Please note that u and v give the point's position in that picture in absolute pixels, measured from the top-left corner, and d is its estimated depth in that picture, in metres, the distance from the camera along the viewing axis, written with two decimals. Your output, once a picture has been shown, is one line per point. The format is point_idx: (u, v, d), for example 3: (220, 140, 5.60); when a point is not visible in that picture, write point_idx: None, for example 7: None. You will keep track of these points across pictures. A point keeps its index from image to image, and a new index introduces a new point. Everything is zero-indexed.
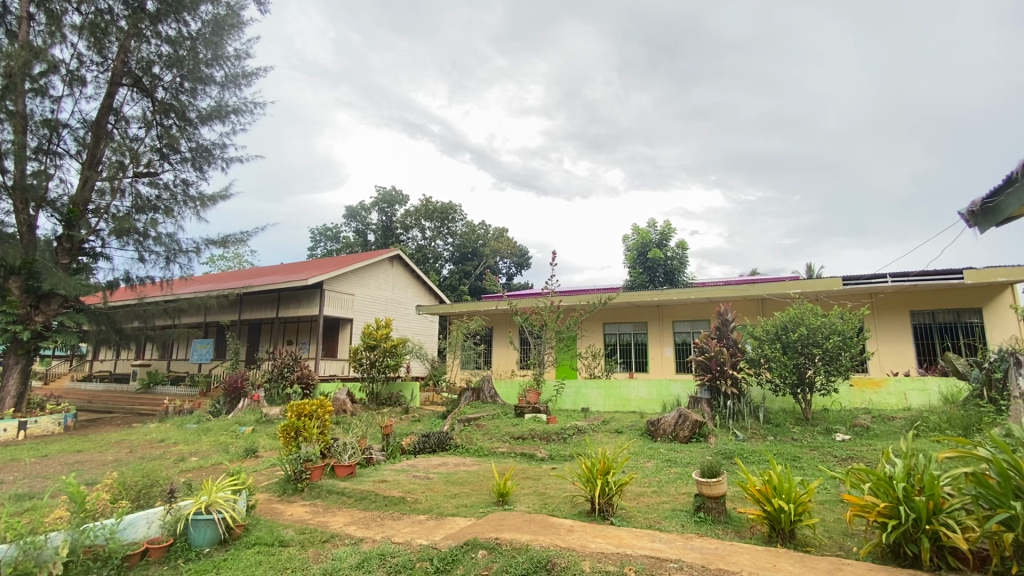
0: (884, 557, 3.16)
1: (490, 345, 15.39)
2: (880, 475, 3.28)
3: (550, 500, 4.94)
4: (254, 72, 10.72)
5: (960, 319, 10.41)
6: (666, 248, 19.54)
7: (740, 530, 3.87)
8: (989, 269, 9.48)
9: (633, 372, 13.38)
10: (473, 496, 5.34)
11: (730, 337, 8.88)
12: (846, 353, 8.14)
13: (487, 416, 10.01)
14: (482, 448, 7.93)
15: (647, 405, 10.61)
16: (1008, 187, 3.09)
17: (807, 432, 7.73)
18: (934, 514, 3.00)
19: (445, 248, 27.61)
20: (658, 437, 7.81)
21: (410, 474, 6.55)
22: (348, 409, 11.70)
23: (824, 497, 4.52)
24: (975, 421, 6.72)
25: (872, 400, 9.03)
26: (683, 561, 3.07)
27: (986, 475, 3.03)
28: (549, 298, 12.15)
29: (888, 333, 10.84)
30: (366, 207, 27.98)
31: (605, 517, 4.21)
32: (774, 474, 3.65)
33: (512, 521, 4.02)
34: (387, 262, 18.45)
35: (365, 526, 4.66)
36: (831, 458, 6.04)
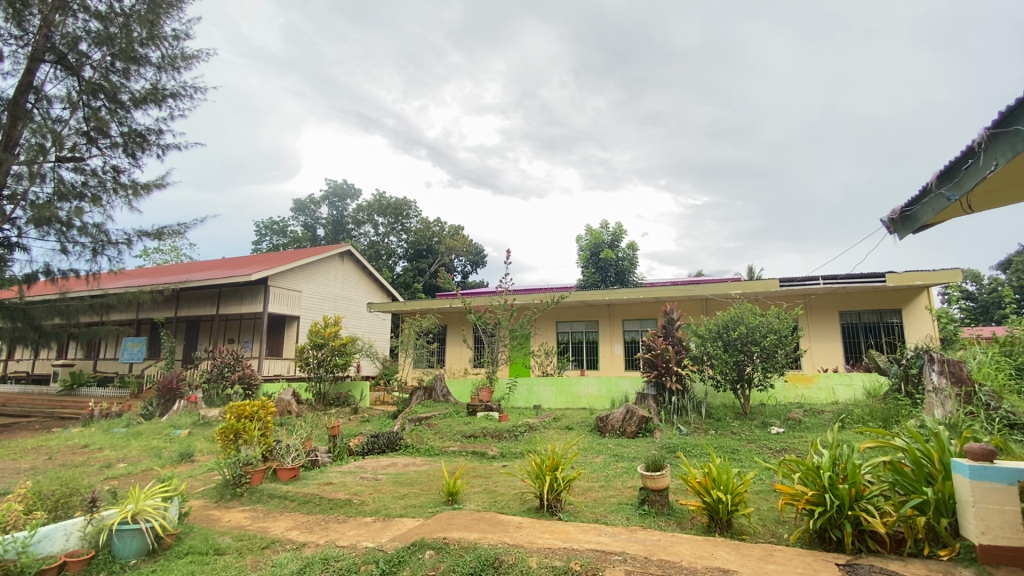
0: (811, 542, 3.35)
1: (443, 343, 15.26)
2: (809, 465, 3.48)
3: (499, 497, 4.95)
4: (194, 54, 10.06)
5: (882, 319, 11.24)
6: (618, 248, 20.00)
7: (681, 522, 4.01)
8: (908, 273, 10.28)
9: (584, 371, 13.61)
10: (422, 496, 5.27)
11: (676, 336, 9.19)
12: (782, 351, 8.63)
13: (438, 415, 9.90)
14: (432, 447, 7.85)
15: (597, 402, 10.83)
16: (922, 198, 3.33)
17: (745, 426, 8.11)
18: (856, 501, 3.21)
19: (398, 244, 27.13)
20: (607, 432, 7.98)
21: (358, 475, 6.38)
22: (293, 410, 11.31)
23: (759, 487, 4.76)
24: (894, 413, 7.28)
25: (804, 394, 9.59)
26: (627, 553, 3.15)
27: (901, 463, 3.30)
28: (502, 297, 12.15)
29: (819, 332, 11.55)
30: (315, 200, 27.09)
31: (553, 513, 4.26)
32: (712, 466, 3.81)
33: (461, 519, 3.99)
34: (337, 259, 17.91)
35: (308, 530, 4.49)
36: (767, 450, 6.37)
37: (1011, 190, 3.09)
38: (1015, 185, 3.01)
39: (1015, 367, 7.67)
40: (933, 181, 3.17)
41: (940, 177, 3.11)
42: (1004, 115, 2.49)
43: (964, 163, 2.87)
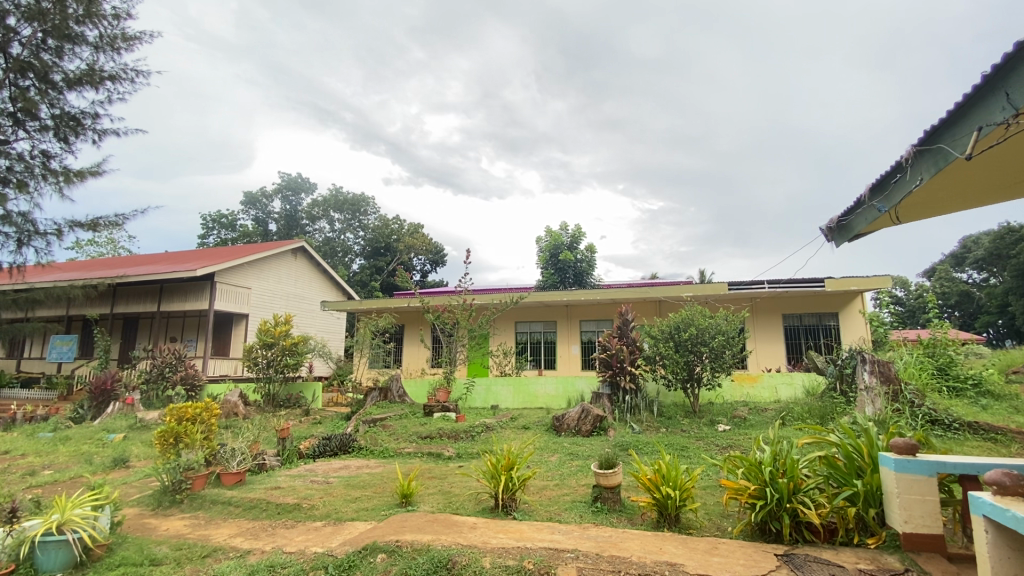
0: (753, 534, 3.51)
1: (400, 343, 15.01)
2: (752, 461, 3.64)
3: (454, 498, 4.93)
4: (136, 35, 9.43)
5: (821, 322, 11.88)
6: (577, 250, 20.28)
7: (632, 518, 4.12)
8: (844, 278, 10.94)
9: (542, 371, 13.70)
10: (375, 499, 5.16)
11: (630, 336, 9.42)
12: (729, 351, 9.01)
13: (394, 416, 9.75)
14: (387, 449, 7.71)
15: (554, 402, 10.94)
16: (856, 209, 3.54)
17: (694, 423, 8.41)
18: (794, 494, 3.39)
19: (355, 241, 26.62)
20: (563, 431, 8.07)
21: (308, 479, 6.19)
22: (239, 412, 10.86)
23: (706, 482, 4.94)
24: (830, 411, 7.73)
25: (749, 393, 10.01)
26: (580, 550, 3.20)
27: (835, 457, 3.50)
28: (462, 296, 12.07)
29: (764, 333, 12.11)
30: (267, 193, 26.10)
31: (508, 513, 4.26)
32: (662, 463, 3.93)
33: (414, 521, 3.94)
34: (290, 255, 17.32)
35: (253, 537, 4.32)
36: (713, 447, 6.62)
37: (934, 204, 3.32)
38: (938, 199, 3.24)
39: (937, 367, 8.38)
40: (866, 193, 3.37)
41: (872, 190, 3.31)
42: (929, 133, 2.66)
43: (893, 177, 3.05)
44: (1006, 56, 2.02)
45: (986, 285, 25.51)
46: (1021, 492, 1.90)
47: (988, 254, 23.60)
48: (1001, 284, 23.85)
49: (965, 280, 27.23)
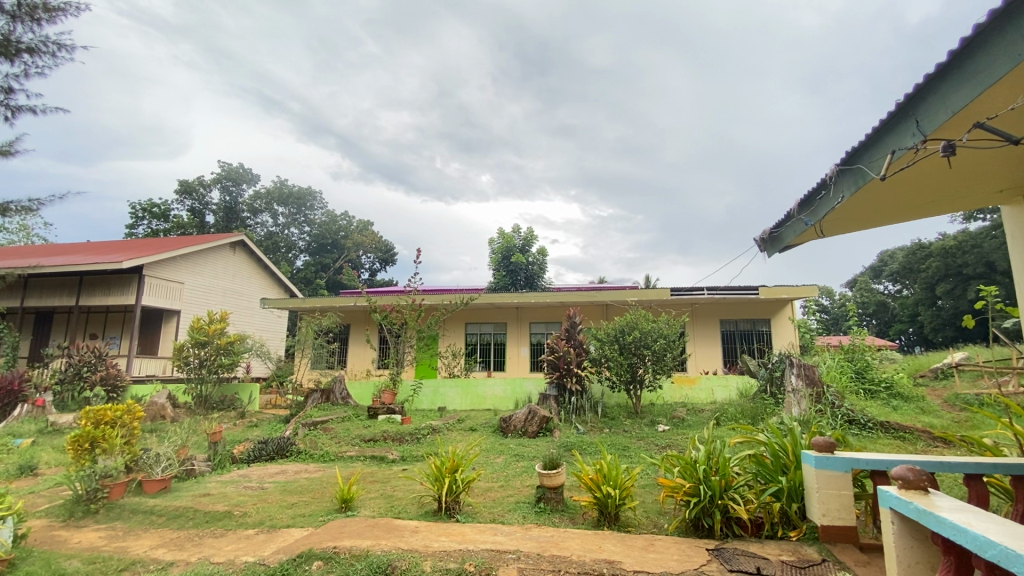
0: (687, 530, 3.65)
1: (345, 343, 14.59)
2: (688, 460, 3.79)
3: (396, 502, 4.83)
4: (60, 6, 8.61)
5: (754, 328, 12.56)
6: (529, 253, 20.43)
7: (574, 517, 4.19)
8: (776, 287, 11.63)
9: (491, 372, 13.70)
10: (313, 505, 4.98)
11: (578, 338, 9.60)
12: (669, 354, 9.40)
13: (336, 419, 9.44)
14: (328, 452, 7.45)
15: (501, 403, 10.96)
16: (786, 222, 3.77)
17: (636, 424, 8.67)
18: (724, 491, 3.56)
19: (300, 237, 25.66)
20: (509, 433, 8.10)
21: (241, 485, 5.88)
22: (167, 414, 10.18)
23: (644, 481, 5.10)
24: (760, 412, 8.19)
25: (687, 395, 10.41)
26: (521, 551, 3.22)
27: (763, 455, 3.71)
28: (411, 296, 11.85)
29: (703, 337, 12.66)
30: (205, 183, 24.64)
31: (451, 515, 4.22)
32: (604, 463, 4.03)
33: (352, 527, 3.83)
34: (228, 249, 16.44)
35: (177, 548, 4.05)
36: (653, 447, 6.85)
37: (853, 220, 3.58)
38: (857, 216, 3.50)
39: (855, 371, 9.07)
40: (795, 208, 3.59)
41: (800, 205, 3.54)
42: (851, 153, 2.86)
43: (819, 193, 3.27)
44: (917, 86, 2.19)
45: (899, 296, 27.82)
46: (922, 485, 2.07)
47: (901, 267, 25.83)
48: (911, 295, 26.13)
49: (882, 291, 29.59)
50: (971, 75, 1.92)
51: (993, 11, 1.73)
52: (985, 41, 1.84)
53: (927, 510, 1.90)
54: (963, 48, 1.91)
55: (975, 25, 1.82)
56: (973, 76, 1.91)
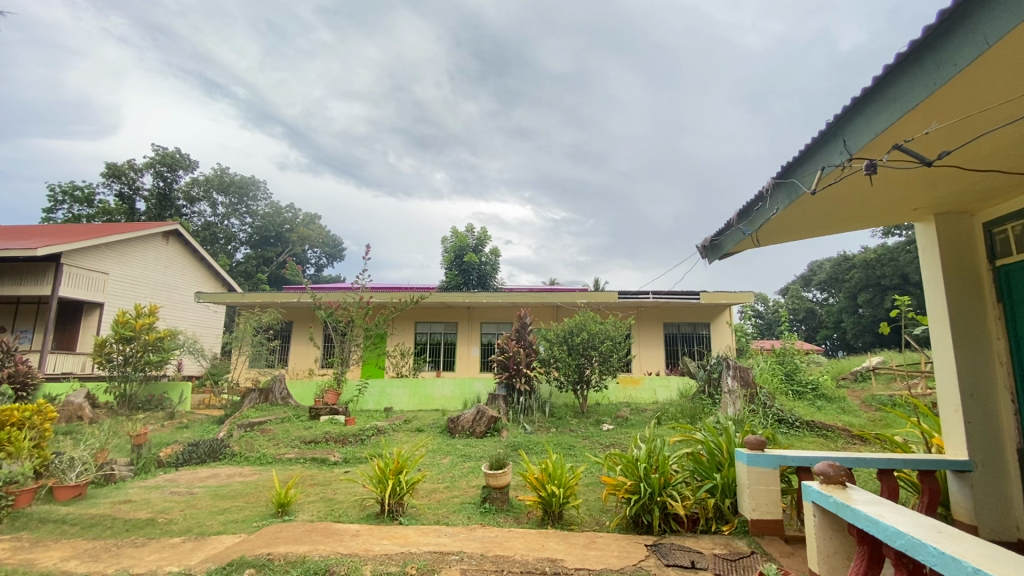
0: (628, 527, 3.75)
1: (287, 341, 14.01)
2: (629, 459, 3.89)
3: (336, 505, 4.68)
4: None
5: (695, 331, 13.09)
6: (481, 253, 20.38)
7: (518, 517, 4.21)
8: (716, 292, 12.19)
9: (440, 372, 13.55)
10: (246, 510, 4.74)
11: (527, 339, 9.68)
12: (615, 355, 9.66)
13: (274, 420, 9.05)
14: (265, 455, 7.12)
15: (450, 403, 10.87)
16: (725, 231, 3.96)
17: (582, 423, 8.83)
18: (663, 488, 3.69)
19: (240, 229, 24.40)
20: (457, 433, 8.03)
21: (168, 490, 5.51)
22: (85, 415, 9.42)
23: (588, 480, 5.19)
24: (698, 411, 8.54)
25: (631, 395, 10.69)
26: (464, 552, 3.19)
27: (700, 454, 3.87)
28: (359, 294, 11.55)
29: (647, 340, 13.08)
30: (136, 167, 22.98)
31: (393, 518, 4.14)
32: (549, 462, 4.07)
33: (289, 532, 3.68)
34: (160, 238, 15.41)
35: (92, 559, 3.74)
36: (597, 446, 6.99)
37: (786, 231, 3.80)
38: (789, 227, 3.71)
39: (785, 373, 9.65)
40: (734, 218, 3.77)
41: (738, 215, 3.72)
42: (784, 168, 3.04)
43: (755, 205, 3.45)
44: (845, 108, 2.34)
45: (826, 304, 29.85)
46: (841, 480, 2.22)
47: (827, 277, 27.81)
48: (836, 303, 28.18)
49: (811, 298, 31.64)
50: (893, 99, 2.07)
51: (914, 41, 1.87)
52: (905, 69, 1.98)
53: (845, 503, 2.04)
54: (886, 75, 2.06)
55: (897, 54, 1.96)
56: (892, 102, 2.08)
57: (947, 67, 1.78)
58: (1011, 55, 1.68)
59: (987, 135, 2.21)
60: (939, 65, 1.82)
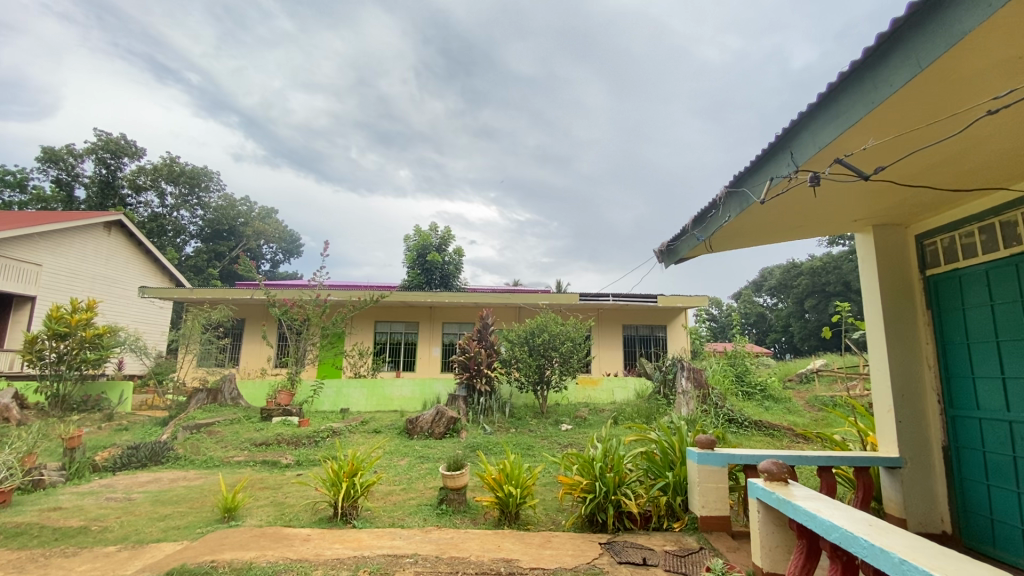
0: (583, 526, 3.81)
1: (238, 339, 13.49)
2: (586, 458, 3.95)
3: (287, 509, 4.54)
4: None
5: (652, 333, 13.41)
6: (444, 252, 20.21)
7: (475, 517, 4.20)
8: (673, 296, 12.55)
9: (400, 372, 13.35)
10: (189, 516, 4.52)
11: (489, 339, 9.68)
12: (575, 356, 9.80)
13: (223, 421, 8.68)
14: (211, 458, 6.82)
15: (408, 404, 10.74)
16: (681, 236, 4.08)
17: (541, 424, 8.89)
18: (618, 487, 3.77)
19: (191, 221, 23.20)
20: (415, 434, 7.94)
21: (103, 496, 5.20)
22: (12, 418, 8.77)
23: (545, 480, 5.24)
24: (653, 412, 8.76)
25: (590, 395, 10.86)
26: (419, 554, 3.15)
27: (654, 453, 3.98)
28: (315, 291, 11.22)
29: (606, 342, 13.32)
30: (76, 152, 21.58)
31: (347, 521, 4.05)
32: (507, 462, 4.07)
33: (235, 537, 3.53)
34: (101, 229, 14.51)
35: (15, 571, 3.47)
36: (555, 446, 7.06)
37: (738, 238, 3.95)
38: (741, 234, 3.85)
39: (736, 374, 10.04)
40: (689, 224, 3.88)
41: (693, 222, 3.83)
42: (736, 178, 3.15)
43: (709, 212, 3.57)
44: (792, 121, 2.46)
45: (775, 308, 31.26)
46: (783, 477, 2.33)
47: (777, 283, 29.12)
48: (784, 308, 29.54)
49: (762, 303, 33.04)
50: (835, 116, 2.19)
51: (855, 61, 1.98)
52: (846, 87, 2.10)
53: (786, 499, 2.14)
54: (830, 92, 2.17)
55: (840, 72, 2.07)
56: (835, 118, 2.19)
57: (883, 88, 1.90)
58: (939, 79, 1.80)
59: (918, 152, 2.37)
60: (877, 85, 1.94)
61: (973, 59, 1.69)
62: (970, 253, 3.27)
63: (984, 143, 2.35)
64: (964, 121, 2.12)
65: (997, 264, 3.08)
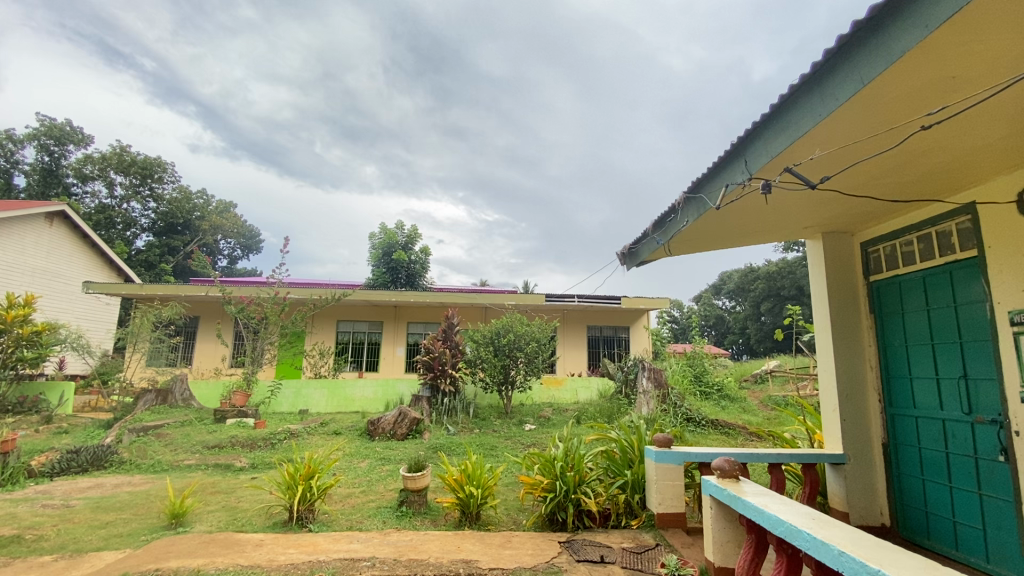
0: (543, 525, 3.84)
1: (191, 338, 12.98)
2: (546, 457, 3.99)
3: (239, 514, 4.39)
4: None
5: (616, 333, 13.65)
6: (411, 251, 19.97)
7: (435, 519, 4.17)
8: (636, 298, 12.81)
9: (362, 372, 13.11)
10: (133, 523, 4.31)
11: (454, 340, 9.63)
12: (540, 357, 9.88)
13: (173, 424, 8.31)
14: (159, 462, 6.52)
15: (371, 405, 10.56)
16: (642, 239, 4.17)
17: (505, 424, 8.91)
18: (578, 485, 3.81)
19: (142, 213, 22.09)
20: (376, 436, 7.81)
21: (38, 504, 4.88)
22: None
23: (507, 480, 5.26)
24: (615, 411, 8.92)
25: (554, 395, 10.94)
26: (376, 557, 3.10)
27: (614, 451, 4.04)
28: (275, 289, 10.89)
29: (571, 343, 13.45)
30: (15, 138, 20.23)
31: (303, 525, 3.95)
32: (469, 463, 4.05)
33: (182, 544, 3.39)
34: (42, 220, 13.64)
35: None
36: (518, 446, 7.08)
37: (695, 243, 4.06)
38: (699, 238, 3.97)
39: (695, 375, 10.33)
40: (650, 228, 3.98)
41: (653, 225, 3.93)
42: (694, 184, 3.25)
43: (668, 216, 3.66)
44: (746, 131, 2.55)
45: (732, 311, 32.39)
46: (734, 474, 2.42)
47: (735, 287, 30.17)
48: (742, 311, 30.59)
49: (721, 305, 34.15)
50: (786, 127, 2.28)
51: (804, 75, 2.07)
52: (796, 100, 2.19)
53: (737, 495, 2.22)
54: (781, 104, 2.27)
55: (790, 85, 2.16)
56: (785, 129, 2.29)
57: (830, 101, 1.99)
58: (880, 95, 1.91)
59: (860, 163, 2.50)
60: (822, 98, 2.04)
61: (909, 76, 1.79)
62: (910, 260, 3.47)
63: (921, 157, 2.50)
64: (902, 135, 2.24)
65: (934, 271, 3.27)
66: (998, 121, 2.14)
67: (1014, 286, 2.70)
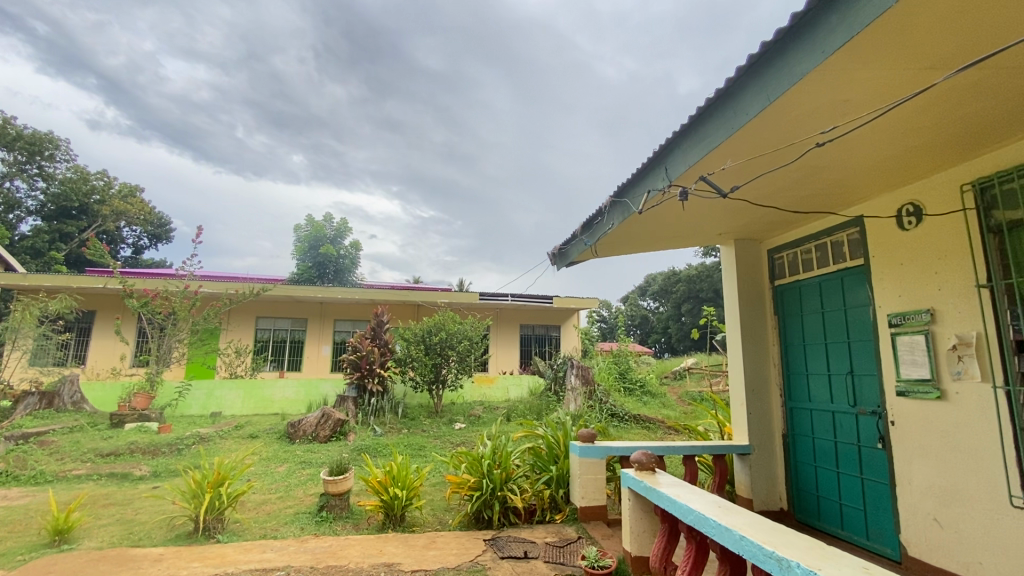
0: (469, 524, 3.82)
1: (85, 335, 11.79)
2: (474, 456, 3.98)
3: (137, 527, 4.01)
4: None
5: (547, 332, 13.89)
6: (339, 245, 19.24)
7: (357, 523, 4.04)
8: (566, 297, 13.15)
9: (283, 372, 12.45)
10: (7, 542, 3.82)
11: (383, 338, 9.38)
12: (472, 355, 9.87)
13: (61, 430, 7.46)
14: (42, 473, 5.80)
15: (292, 406, 10.05)
16: (571, 240, 4.26)
17: (434, 423, 8.80)
18: (504, 483, 3.83)
19: (28, 195, 19.66)
20: (297, 439, 7.44)
21: None
22: None
23: (434, 480, 5.20)
24: (544, 408, 9.08)
25: (485, 393, 10.96)
26: (292, 566, 2.94)
27: (541, 447, 4.11)
28: (185, 282, 10.06)
29: (503, 341, 13.52)
30: None
31: (210, 536, 3.68)
32: (394, 464, 3.96)
33: (66, 563, 3.04)
34: None
35: None
36: (446, 445, 7.03)
37: (621, 245, 4.21)
38: (625, 241, 4.11)
39: (620, 372, 10.73)
40: (578, 230, 4.08)
41: (582, 227, 4.03)
42: (620, 188, 3.36)
43: (596, 219, 3.77)
44: (667, 140, 2.68)
45: (656, 311, 33.99)
46: (651, 466, 2.53)
47: (659, 288, 31.70)
48: (665, 311, 32.20)
49: (646, 306, 35.73)
50: (702, 138, 2.42)
51: (720, 89, 2.20)
52: (711, 113, 2.33)
53: (652, 487, 2.32)
54: (698, 116, 2.40)
55: (707, 99, 2.29)
56: (701, 139, 2.42)
57: (740, 116, 2.13)
58: (784, 112, 2.06)
59: (766, 175, 2.71)
60: (735, 112, 2.18)
61: (808, 97, 1.95)
62: (809, 267, 3.79)
63: (818, 173, 2.74)
64: (800, 152, 2.45)
65: (828, 277, 3.60)
66: (880, 142, 2.38)
67: (893, 291, 3.03)
